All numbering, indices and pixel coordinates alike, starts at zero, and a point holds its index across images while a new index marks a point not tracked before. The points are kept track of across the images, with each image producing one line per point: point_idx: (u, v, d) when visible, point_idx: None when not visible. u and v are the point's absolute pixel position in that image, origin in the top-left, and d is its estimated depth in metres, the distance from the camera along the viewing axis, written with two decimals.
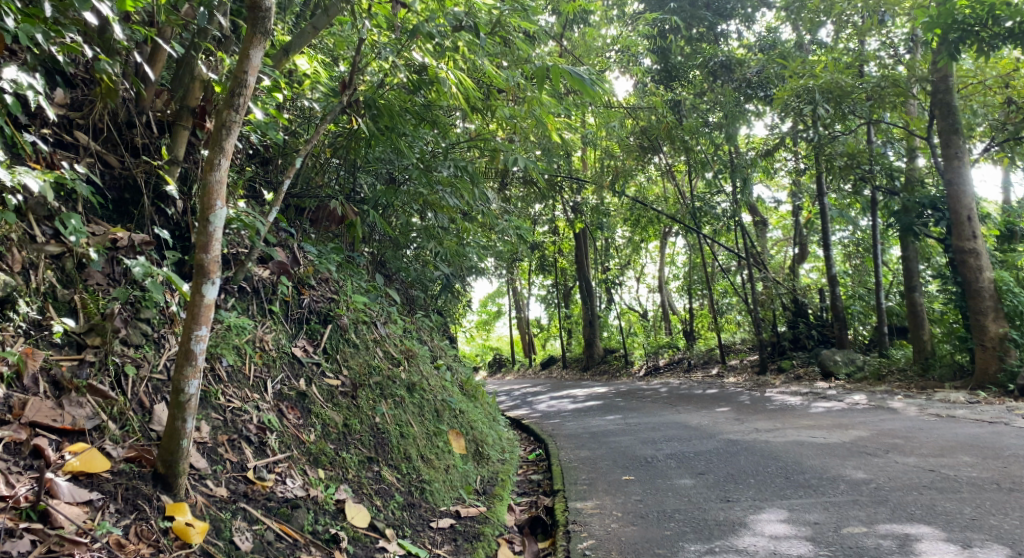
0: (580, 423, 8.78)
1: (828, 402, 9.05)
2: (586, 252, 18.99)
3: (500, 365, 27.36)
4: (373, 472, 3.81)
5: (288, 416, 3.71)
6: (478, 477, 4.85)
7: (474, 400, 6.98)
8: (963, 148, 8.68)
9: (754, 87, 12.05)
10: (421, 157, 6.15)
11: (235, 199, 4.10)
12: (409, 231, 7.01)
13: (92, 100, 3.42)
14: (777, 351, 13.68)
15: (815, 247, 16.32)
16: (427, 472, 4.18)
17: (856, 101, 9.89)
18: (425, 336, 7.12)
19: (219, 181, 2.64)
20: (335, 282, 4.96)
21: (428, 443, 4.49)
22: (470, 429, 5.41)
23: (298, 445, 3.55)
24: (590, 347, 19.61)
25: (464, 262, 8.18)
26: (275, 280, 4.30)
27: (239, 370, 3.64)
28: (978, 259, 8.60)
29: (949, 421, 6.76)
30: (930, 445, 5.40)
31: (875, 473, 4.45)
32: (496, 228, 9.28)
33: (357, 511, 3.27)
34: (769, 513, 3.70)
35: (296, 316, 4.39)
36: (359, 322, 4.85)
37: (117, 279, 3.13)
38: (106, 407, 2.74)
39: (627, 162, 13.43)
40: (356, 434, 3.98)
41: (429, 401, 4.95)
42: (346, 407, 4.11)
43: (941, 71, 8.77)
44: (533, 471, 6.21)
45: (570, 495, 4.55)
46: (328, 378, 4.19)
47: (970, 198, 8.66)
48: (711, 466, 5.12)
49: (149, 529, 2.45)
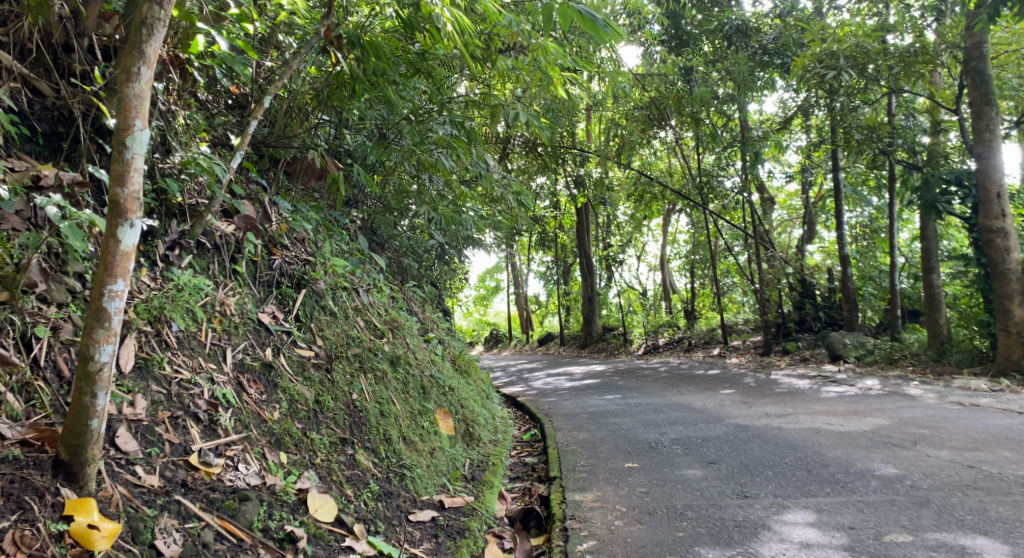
0: (579, 402, 8.35)
1: (839, 386, 8.62)
2: (588, 227, 18.48)
3: (496, 340, 26.94)
4: (346, 457, 3.35)
5: (248, 391, 3.25)
6: (467, 461, 4.39)
7: (466, 375, 6.52)
8: (995, 120, 8.13)
9: (770, 54, 11.54)
10: (414, 111, 5.63)
11: (195, 143, 3.59)
12: (402, 194, 6.51)
13: (19, 14, 2.90)
14: (782, 332, 13.23)
15: (823, 228, 15.80)
16: (409, 457, 3.73)
17: (882, 68, 9.31)
18: (415, 307, 6.63)
19: (139, 96, 2.25)
20: (313, 243, 4.48)
21: (412, 423, 4.03)
22: (460, 408, 4.95)
23: (257, 425, 3.10)
24: (588, 325, 19.15)
25: (460, 231, 7.67)
26: (240, 237, 3.81)
27: (192, 337, 3.17)
28: (1005, 239, 8.10)
29: (974, 410, 6.32)
30: (961, 437, 4.96)
31: (907, 468, 4.00)
32: (494, 196, 8.76)
33: (323, 503, 2.83)
34: (794, 514, 3.25)
35: (265, 279, 3.90)
36: (337, 288, 4.37)
37: (38, 223, 2.65)
38: (6, 375, 2.30)
39: (633, 133, 12.89)
40: (328, 413, 3.52)
41: (414, 376, 4.48)
42: (319, 381, 3.65)
43: (975, 35, 8.21)
44: (528, 453, 5.77)
45: (568, 485, 4.10)
46: (299, 349, 3.72)
47: (1000, 174, 8.14)
48: (722, 455, 4.68)
49: (34, 535, 2.04)
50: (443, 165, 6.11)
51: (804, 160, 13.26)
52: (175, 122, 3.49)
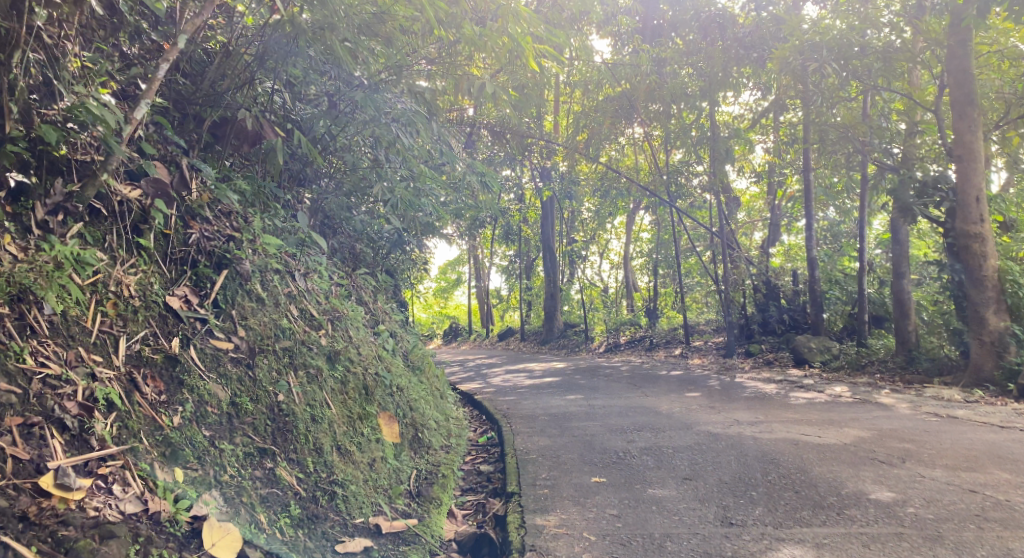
0: (539, 402, 7.85)
1: (807, 392, 8.32)
2: (552, 222, 18.04)
3: (455, 334, 26.38)
4: (262, 472, 2.84)
5: (143, 391, 2.68)
6: (412, 473, 3.86)
7: (419, 373, 5.95)
8: (977, 121, 7.87)
9: (746, 48, 11.04)
10: (368, 78, 5.07)
11: (92, 87, 2.95)
12: (355, 172, 5.91)
13: None
14: (746, 335, 12.96)
15: (786, 231, 15.64)
16: (343, 471, 3.20)
17: (864, 64, 9.00)
18: (365, 296, 6.04)
19: None
20: (243, 217, 3.88)
21: (349, 430, 3.49)
22: (409, 411, 4.40)
23: (150, 433, 2.54)
24: (549, 320, 18.69)
25: (418, 216, 7.08)
26: (147, 204, 3.19)
27: (73, 322, 2.59)
28: (982, 245, 7.84)
29: (954, 423, 6.01)
30: (949, 454, 4.60)
31: (904, 491, 3.60)
32: (456, 182, 8.18)
33: (224, 533, 2.38)
34: (792, 549, 2.82)
35: (178, 256, 3.29)
36: (268, 268, 3.77)
37: None
38: None
39: (603, 125, 12.41)
40: (246, 418, 2.99)
41: (356, 374, 3.91)
42: (237, 380, 3.10)
43: (958, 34, 7.91)
44: (482, 460, 5.25)
45: (528, 504, 3.62)
46: (215, 340, 3.16)
47: (981, 177, 7.88)
48: (697, 468, 4.23)
49: None
50: (400, 141, 5.53)
51: (774, 160, 12.97)
52: (65, 60, 2.85)
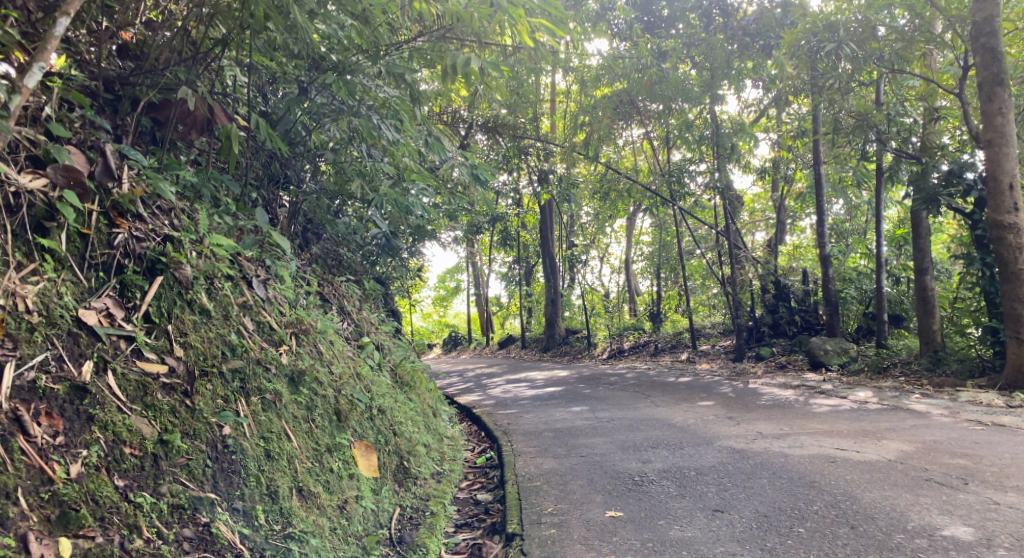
0: (541, 415, 7.23)
1: (830, 398, 7.70)
2: (550, 226, 17.42)
3: (455, 343, 25.70)
4: (194, 530, 2.29)
5: (31, 434, 2.11)
6: (394, 512, 3.25)
7: (409, 390, 5.32)
8: (1007, 103, 7.29)
9: (751, 36, 10.53)
10: (341, 60, 4.49)
11: None
12: (332, 168, 5.30)
13: None
14: (756, 337, 12.32)
15: (794, 230, 15.03)
16: (303, 521, 2.61)
17: (881, 48, 8.48)
18: (345, 305, 5.43)
19: None
20: (187, 213, 3.27)
21: (315, 467, 2.89)
22: (392, 436, 3.78)
23: (31, 492, 2.02)
24: (550, 327, 18.05)
25: (405, 218, 6.46)
26: (54, 198, 2.60)
27: None
28: (1017, 236, 7.23)
29: (1004, 433, 5.39)
30: (1015, 472, 4.00)
31: (983, 526, 3.01)
32: (447, 182, 7.56)
33: None
34: None
35: (100, 261, 2.69)
36: (217, 274, 3.14)
37: None
38: None
39: (602, 121, 11.66)
40: (178, 460, 2.40)
41: (325, 398, 3.29)
42: (170, 411, 2.51)
43: (984, 9, 7.33)
44: (479, 487, 4.64)
45: (531, 550, 3.04)
46: (142, 362, 2.56)
47: (1013, 162, 7.27)
48: (729, 496, 3.64)
49: None
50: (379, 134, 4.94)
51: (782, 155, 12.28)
52: None
